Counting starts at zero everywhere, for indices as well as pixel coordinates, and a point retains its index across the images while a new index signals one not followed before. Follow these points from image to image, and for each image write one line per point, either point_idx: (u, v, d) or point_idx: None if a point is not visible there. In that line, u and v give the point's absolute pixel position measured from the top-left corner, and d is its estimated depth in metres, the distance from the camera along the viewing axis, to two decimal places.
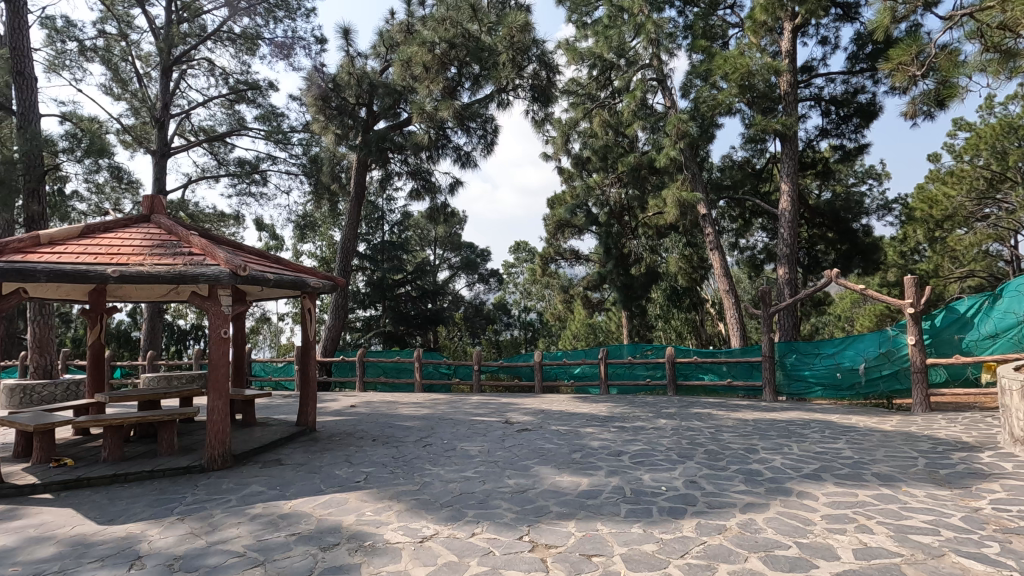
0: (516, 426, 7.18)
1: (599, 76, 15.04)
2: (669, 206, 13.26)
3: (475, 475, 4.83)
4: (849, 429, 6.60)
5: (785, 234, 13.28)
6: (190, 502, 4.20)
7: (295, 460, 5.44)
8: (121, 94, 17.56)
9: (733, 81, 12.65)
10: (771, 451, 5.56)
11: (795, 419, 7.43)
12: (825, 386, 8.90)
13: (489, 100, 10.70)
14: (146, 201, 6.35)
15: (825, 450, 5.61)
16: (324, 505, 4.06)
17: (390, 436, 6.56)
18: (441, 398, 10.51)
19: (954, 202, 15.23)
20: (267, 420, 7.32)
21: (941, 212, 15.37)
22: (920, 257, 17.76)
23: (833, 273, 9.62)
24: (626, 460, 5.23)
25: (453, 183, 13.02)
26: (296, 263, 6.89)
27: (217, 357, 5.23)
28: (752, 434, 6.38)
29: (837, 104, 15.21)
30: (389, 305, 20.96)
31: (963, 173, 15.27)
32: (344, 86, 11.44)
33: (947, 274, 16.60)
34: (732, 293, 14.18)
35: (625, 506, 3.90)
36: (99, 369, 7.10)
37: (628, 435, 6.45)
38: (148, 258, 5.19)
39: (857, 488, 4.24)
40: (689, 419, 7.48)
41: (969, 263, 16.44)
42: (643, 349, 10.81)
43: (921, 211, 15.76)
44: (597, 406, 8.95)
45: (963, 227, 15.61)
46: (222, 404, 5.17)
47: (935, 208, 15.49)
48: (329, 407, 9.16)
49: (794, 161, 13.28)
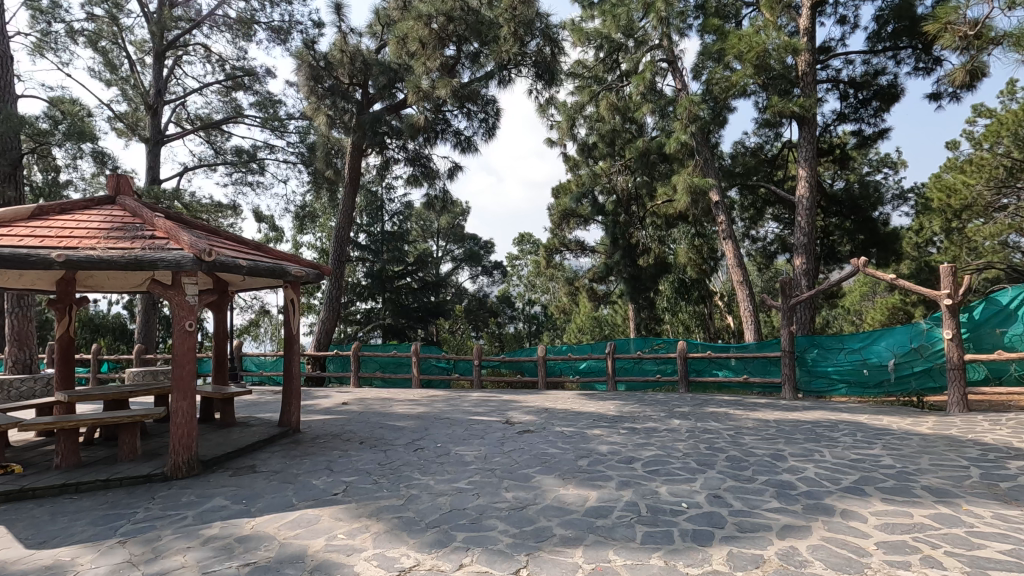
0: (517, 427, 6.62)
1: (606, 58, 14.69)
2: (680, 192, 12.61)
3: (469, 486, 4.27)
4: (882, 433, 6.00)
5: (801, 223, 12.60)
6: (140, 520, 3.67)
7: (270, 467, 4.90)
8: (112, 80, 17.08)
9: (748, 61, 11.98)
10: (801, 458, 4.97)
11: (821, 420, 6.83)
12: (850, 383, 8.27)
13: (489, 78, 10.05)
14: (110, 180, 5.81)
15: (863, 457, 5.00)
16: (291, 525, 3.51)
17: (379, 439, 6.00)
18: (439, 395, 9.95)
19: (973, 190, 14.36)
20: (249, 420, 6.80)
21: (959, 201, 14.63)
22: (936, 249, 17.14)
23: (860, 261, 8.76)
24: (639, 469, 4.65)
25: (452, 168, 12.46)
26: (278, 250, 6.36)
27: (181, 352, 4.67)
28: (777, 438, 5.79)
29: (857, 86, 14.55)
30: (390, 296, 20.44)
31: (982, 161, 14.26)
32: (337, 64, 10.78)
33: (963, 265, 15.88)
34: (746, 285, 13.54)
35: (642, 529, 3.32)
36: (68, 363, 6.50)
37: (639, 438, 5.88)
38: (102, 242, 4.63)
39: (910, 506, 3.66)
40: (705, 419, 6.89)
41: (985, 254, 15.58)
42: (653, 342, 10.25)
43: (937, 199, 15.17)
44: (603, 404, 8.38)
45: (982, 217, 14.92)
46: (187, 405, 4.62)
47: (952, 197, 14.82)
48: (318, 405, 8.60)
49: (813, 146, 12.56)
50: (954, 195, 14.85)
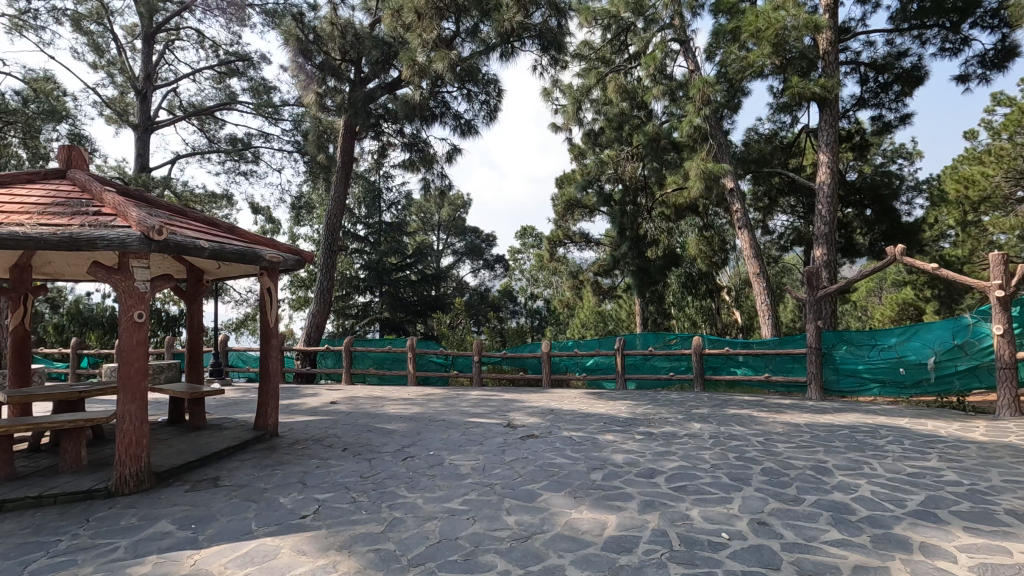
0: (519, 432, 5.93)
1: (613, 39, 13.99)
2: (693, 179, 11.82)
3: (464, 507, 3.59)
4: (931, 440, 5.31)
5: (822, 212, 11.83)
6: (60, 552, 3.01)
7: (236, 480, 4.24)
8: (99, 63, 16.42)
9: (765, 40, 11.27)
10: (850, 472, 4.27)
11: (857, 424, 6.13)
12: (884, 382, 7.55)
13: (490, 52, 9.30)
14: (62, 152, 5.16)
15: (921, 471, 4.30)
16: (241, 562, 2.84)
17: (365, 445, 5.34)
18: (436, 393, 9.28)
19: (992, 181, 13.61)
20: (222, 422, 6.14)
21: (978, 192, 13.67)
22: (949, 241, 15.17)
23: (896, 249, 8.03)
24: (663, 486, 3.97)
25: (451, 152, 11.78)
26: (253, 234, 5.73)
27: (129, 346, 4.00)
28: (814, 446, 5.12)
29: (878, 69, 13.79)
30: (388, 290, 19.77)
31: (1003, 151, 13.75)
32: (327, 39, 10.08)
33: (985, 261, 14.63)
34: (763, 277, 12.82)
35: (677, 571, 2.65)
36: (21, 359, 5.82)
37: (657, 445, 5.21)
38: (34, 218, 3.97)
39: (1004, 540, 2.98)
40: (728, 423, 6.20)
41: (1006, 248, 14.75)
42: (665, 338, 9.59)
43: (955, 192, 14.06)
44: (613, 405, 7.71)
45: (999, 210, 13.94)
46: (135, 409, 3.98)
47: (971, 188, 13.81)
48: (305, 405, 7.93)
49: (834, 131, 11.77)
50: (972, 185, 13.89)
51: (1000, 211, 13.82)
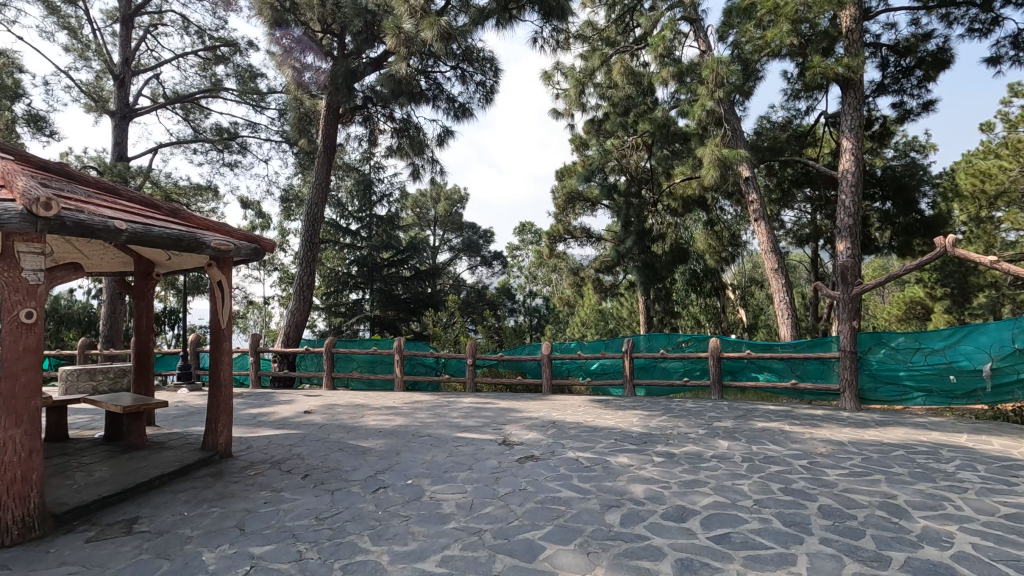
0: (516, 452, 5.03)
1: (619, 19, 13.07)
2: (706, 167, 10.77)
3: (442, 571, 2.70)
4: (1010, 466, 4.42)
5: (846, 203, 10.86)
6: None
7: (159, 524, 3.35)
8: (73, 45, 15.48)
9: (784, 16, 10.26)
10: (933, 515, 3.38)
11: (912, 443, 5.24)
12: (930, 391, 6.66)
13: (485, 19, 8.28)
14: None
15: (1020, 512, 3.42)
16: None
17: (330, 471, 4.45)
18: (425, 400, 8.36)
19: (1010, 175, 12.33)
20: (167, 440, 5.24)
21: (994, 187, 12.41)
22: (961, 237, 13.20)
23: (947, 240, 7.16)
24: (701, 536, 3.09)
25: (443, 136, 10.90)
26: (201, 219, 4.87)
27: (13, 355, 3.11)
28: (874, 474, 4.23)
29: (900, 51, 12.83)
30: (380, 287, 18.91)
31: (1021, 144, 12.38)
32: (305, 7, 9.13)
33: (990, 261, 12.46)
34: (781, 274, 11.85)
35: None
36: None
37: (683, 472, 4.32)
38: None
39: None
40: (760, 441, 5.31)
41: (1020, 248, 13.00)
42: (677, 340, 8.77)
43: (970, 186, 12.74)
44: (624, 416, 6.79)
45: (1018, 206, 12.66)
46: (20, 434, 3.10)
47: (987, 183, 12.56)
48: (275, 415, 7.01)
49: (858, 115, 10.78)
50: (988, 180, 12.61)
51: (1017, 206, 12.67)
